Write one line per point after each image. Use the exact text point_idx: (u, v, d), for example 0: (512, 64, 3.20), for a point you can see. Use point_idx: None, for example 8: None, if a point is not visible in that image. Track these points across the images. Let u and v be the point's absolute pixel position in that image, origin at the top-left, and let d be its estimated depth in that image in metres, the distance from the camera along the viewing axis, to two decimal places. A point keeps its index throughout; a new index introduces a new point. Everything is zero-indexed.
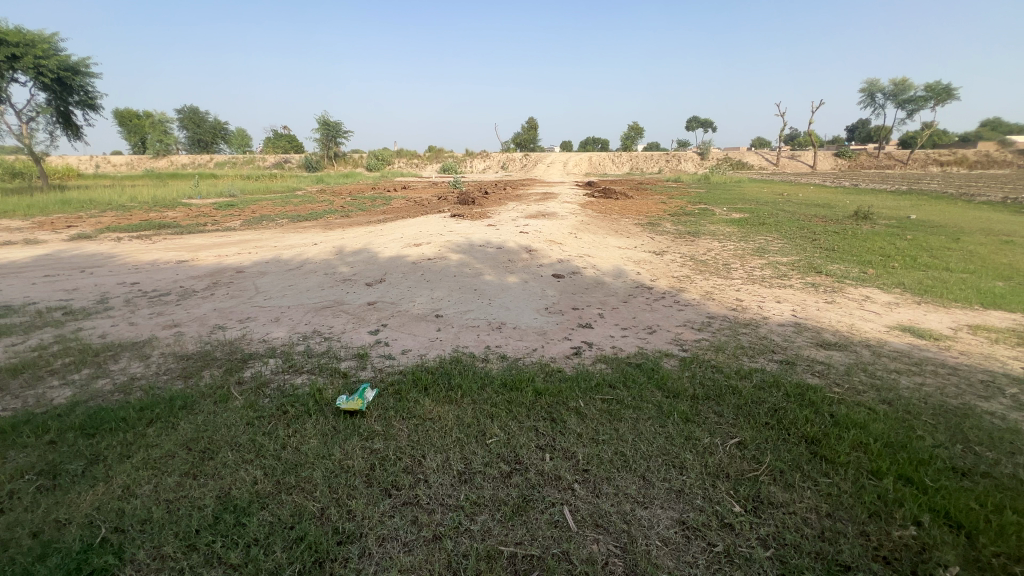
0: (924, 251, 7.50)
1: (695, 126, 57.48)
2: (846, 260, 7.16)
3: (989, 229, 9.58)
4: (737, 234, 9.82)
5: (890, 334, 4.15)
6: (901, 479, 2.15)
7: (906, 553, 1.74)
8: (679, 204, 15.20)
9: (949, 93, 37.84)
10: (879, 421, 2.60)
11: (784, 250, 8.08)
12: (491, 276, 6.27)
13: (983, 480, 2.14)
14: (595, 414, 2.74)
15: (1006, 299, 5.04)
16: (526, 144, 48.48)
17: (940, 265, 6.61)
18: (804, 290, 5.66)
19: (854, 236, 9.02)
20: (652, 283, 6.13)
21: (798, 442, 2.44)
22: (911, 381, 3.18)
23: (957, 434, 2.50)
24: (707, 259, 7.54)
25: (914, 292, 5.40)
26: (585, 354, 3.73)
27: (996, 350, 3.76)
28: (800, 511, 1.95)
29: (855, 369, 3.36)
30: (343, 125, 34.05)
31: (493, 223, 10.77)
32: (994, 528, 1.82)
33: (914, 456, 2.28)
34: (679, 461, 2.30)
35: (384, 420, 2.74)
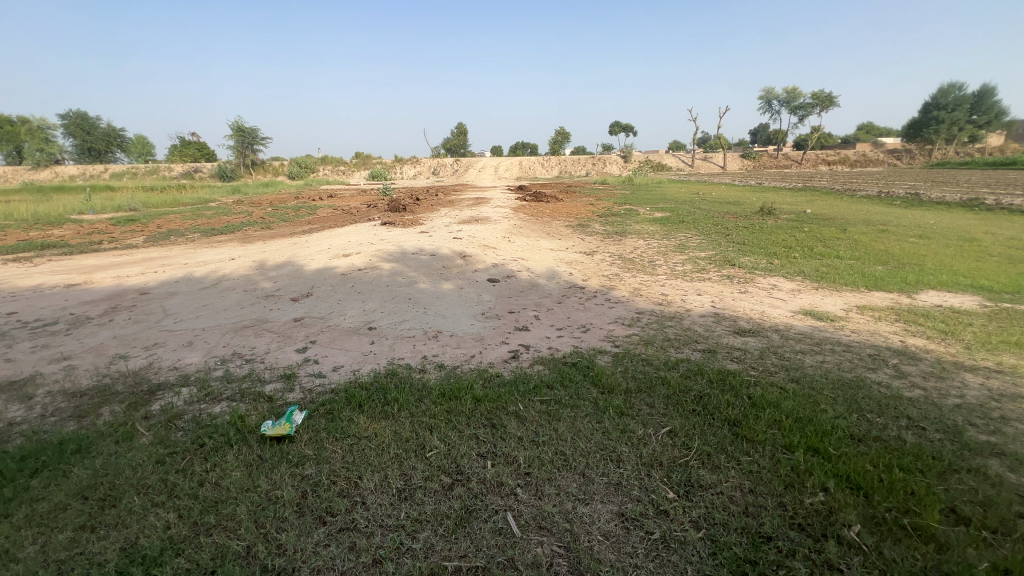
0: (818, 241, 8.38)
1: (618, 130, 60.46)
2: (756, 252, 7.82)
3: (870, 220, 10.87)
4: (660, 232, 10.40)
5: (795, 318, 4.57)
6: (809, 450, 2.37)
7: (817, 517, 1.91)
8: (607, 205, 15.89)
9: (831, 101, 42.75)
10: (790, 399, 2.85)
11: (702, 245, 8.68)
12: (425, 284, 6.16)
13: (876, 444, 2.41)
14: (535, 416, 2.77)
15: (885, 281, 5.76)
16: (457, 149, 48.46)
17: (832, 253, 7.41)
18: (720, 282, 6.10)
19: (761, 230, 9.89)
20: (584, 282, 6.33)
21: (721, 425, 2.61)
22: (814, 360, 3.52)
23: (853, 404, 2.80)
24: (633, 257, 7.92)
25: (812, 279, 6.01)
26: (523, 357, 3.76)
27: (880, 326, 4.27)
28: (726, 491, 2.09)
29: (768, 352, 3.68)
30: (260, 132, 32.07)
31: (426, 230, 10.61)
32: (886, 486, 2.05)
33: (819, 428, 2.51)
34: (615, 455, 2.37)
35: (316, 443, 2.58)
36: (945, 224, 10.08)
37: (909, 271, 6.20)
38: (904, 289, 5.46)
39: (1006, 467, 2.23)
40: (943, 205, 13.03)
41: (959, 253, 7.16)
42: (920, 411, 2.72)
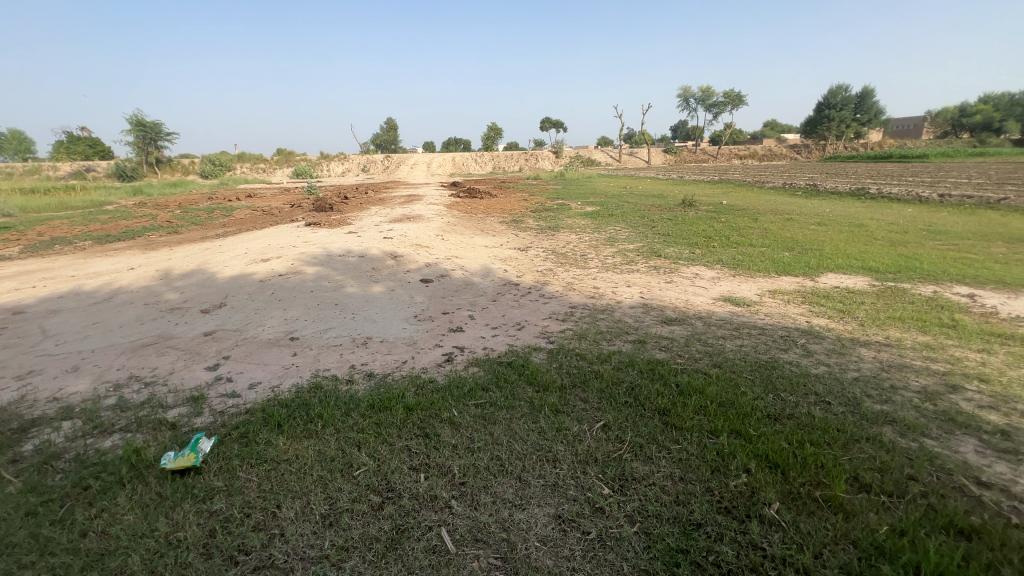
0: (734, 231, 8.98)
1: (548, 126, 61.47)
2: (679, 243, 8.23)
3: (777, 210, 11.83)
4: (591, 226, 10.66)
5: (716, 304, 4.83)
6: (732, 433, 2.48)
7: (741, 499, 1.99)
8: (540, 200, 16.07)
9: (740, 100, 46.19)
10: (713, 384, 2.99)
11: (630, 237, 9.00)
12: (353, 288, 5.86)
13: (789, 421, 2.58)
14: (470, 421, 2.68)
15: (792, 266, 6.26)
16: (386, 145, 46.96)
17: (746, 242, 7.95)
18: (648, 273, 6.33)
19: (683, 221, 10.44)
20: (518, 279, 6.32)
21: (651, 414, 2.68)
22: (734, 344, 3.73)
23: (769, 385, 2.99)
24: (566, 251, 8.05)
25: (730, 267, 6.41)
26: (457, 359, 3.66)
27: (788, 309, 4.62)
28: (658, 481, 2.13)
29: (692, 339, 3.85)
30: (163, 126, 29.13)
31: (354, 230, 10.15)
32: (800, 461, 2.19)
33: (740, 411, 2.65)
34: (551, 454, 2.35)
35: (227, 472, 2.33)
36: (839, 212, 11.19)
37: (811, 256, 6.79)
38: (808, 272, 5.97)
39: (898, 433, 2.46)
40: (836, 195, 14.49)
41: (851, 238, 7.96)
42: (825, 386, 2.96)
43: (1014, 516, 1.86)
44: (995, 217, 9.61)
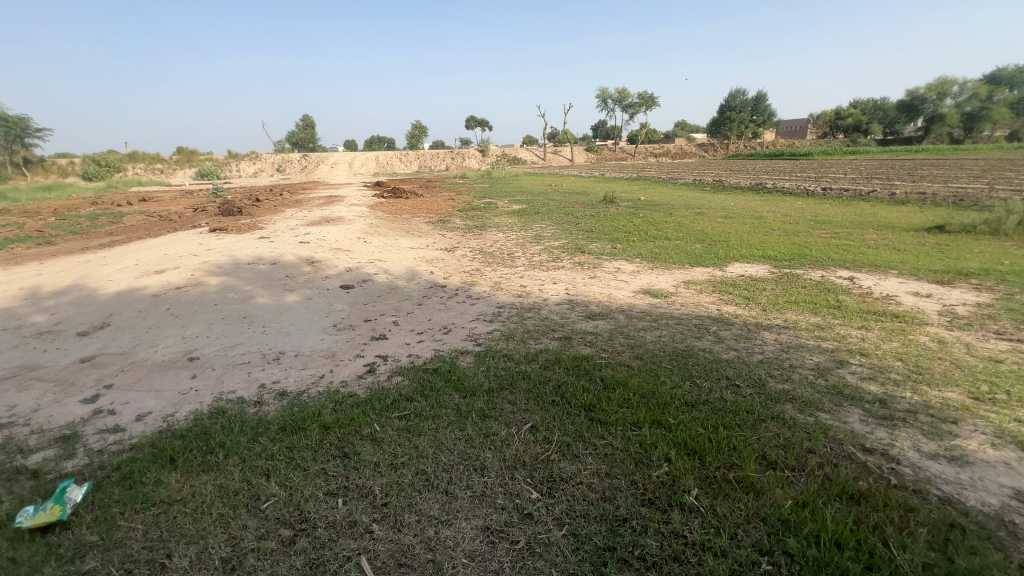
0: (651, 225, 9.45)
1: (473, 125, 61.29)
2: (602, 238, 8.51)
3: (689, 205, 12.64)
4: (517, 224, 10.73)
5: (636, 297, 5.02)
6: (653, 423, 2.56)
7: (663, 489, 2.04)
8: (467, 199, 15.94)
9: (653, 101, 48.93)
10: (636, 376, 3.08)
11: (556, 235, 9.16)
12: (264, 298, 5.40)
13: (704, 406, 2.71)
14: (393, 435, 2.54)
15: (703, 257, 6.68)
16: (302, 144, 44.31)
17: (663, 235, 8.39)
18: (573, 269, 6.46)
19: (605, 217, 10.82)
20: (445, 280, 6.18)
21: (578, 411, 2.70)
22: (654, 335, 3.88)
23: (685, 372, 3.14)
24: (493, 250, 8.01)
25: (649, 260, 6.71)
26: (380, 370, 3.47)
27: (701, 298, 4.91)
28: (585, 480, 2.13)
29: (615, 333, 3.95)
30: (29, 121, 25.26)
31: (266, 234, 9.42)
32: (714, 446, 2.30)
33: (660, 401, 2.75)
34: (478, 463, 2.28)
35: (103, 524, 2.00)
36: (742, 206, 12.17)
37: (720, 247, 7.29)
38: (717, 263, 6.40)
39: (797, 409, 2.67)
40: (739, 190, 15.78)
41: (753, 229, 8.67)
42: (735, 370, 3.15)
43: (893, 476, 2.08)
44: (867, 207, 10.95)
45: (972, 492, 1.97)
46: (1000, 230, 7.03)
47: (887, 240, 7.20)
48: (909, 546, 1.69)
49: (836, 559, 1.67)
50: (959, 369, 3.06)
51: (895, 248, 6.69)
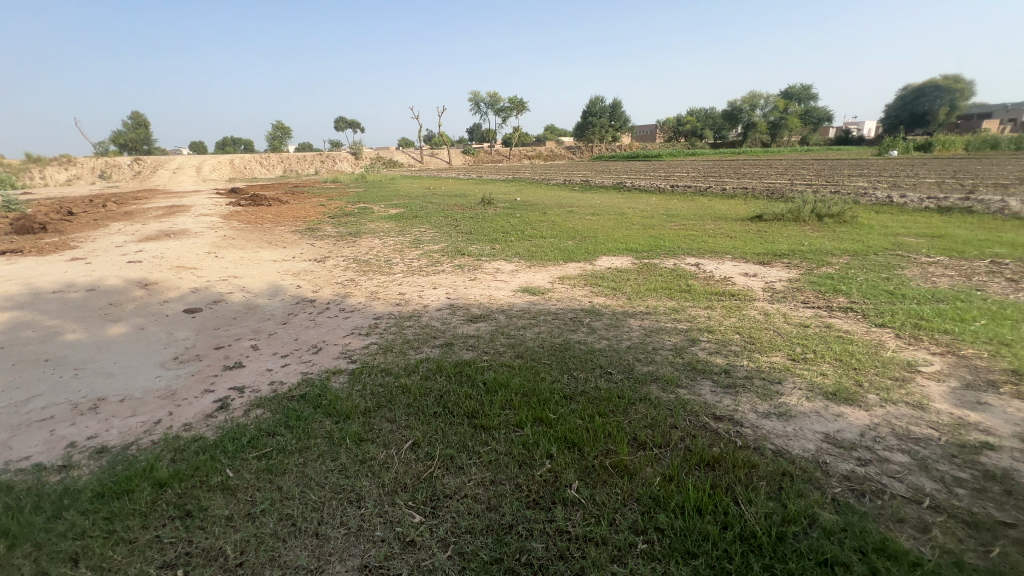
0: (528, 225, 9.77)
1: (343, 126, 57.98)
2: (481, 239, 8.58)
3: (561, 204, 13.35)
4: (395, 229, 10.33)
5: (516, 296, 5.11)
6: (535, 421, 2.60)
7: (546, 488, 2.06)
8: (339, 204, 14.95)
9: (523, 106, 51.02)
10: (517, 375, 3.11)
11: (435, 238, 9.01)
12: (76, 333, 4.40)
13: (581, 397, 2.82)
14: (251, 479, 2.21)
15: (576, 253, 7.07)
16: (132, 146, 37.74)
17: (538, 234, 8.72)
18: (453, 272, 6.38)
19: (484, 219, 10.94)
20: (314, 294, 5.67)
21: (461, 420, 2.63)
22: (533, 332, 3.97)
23: (563, 366, 3.25)
24: (369, 258, 7.59)
25: (527, 259, 6.92)
26: (235, 404, 3.02)
27: (575, 292, 5.17)
28: (470, 491, 2.07)
29: (496, 334, 3.97)
30: None
31: (80, 255, 7.75)
32: (591, 436, 2.40)
33: (541, 397, 2.80)
34: (354, 494, 2.08)
35: None
36: (607, 203, 13.20)
37: (590, 243, 7.80)
38: (588, 258, 6.82)
39: (660, 388, 2.92)
40: (604, 189, 17.15)
41: (617, 225, 9.45)
42: (607, 358, 3.35)
43: (738, 438, 2.35)
44: (706, 201, 12.63)
45: (795, 442, 2.32)
46: (801, 217, 8.59)
47: (723, 229, 8.35)
48: (754, 500, 1.92)
49: (698, 525, 1.82)
50: (780, 336, 3.62)
51: (729, 236, 7.78)
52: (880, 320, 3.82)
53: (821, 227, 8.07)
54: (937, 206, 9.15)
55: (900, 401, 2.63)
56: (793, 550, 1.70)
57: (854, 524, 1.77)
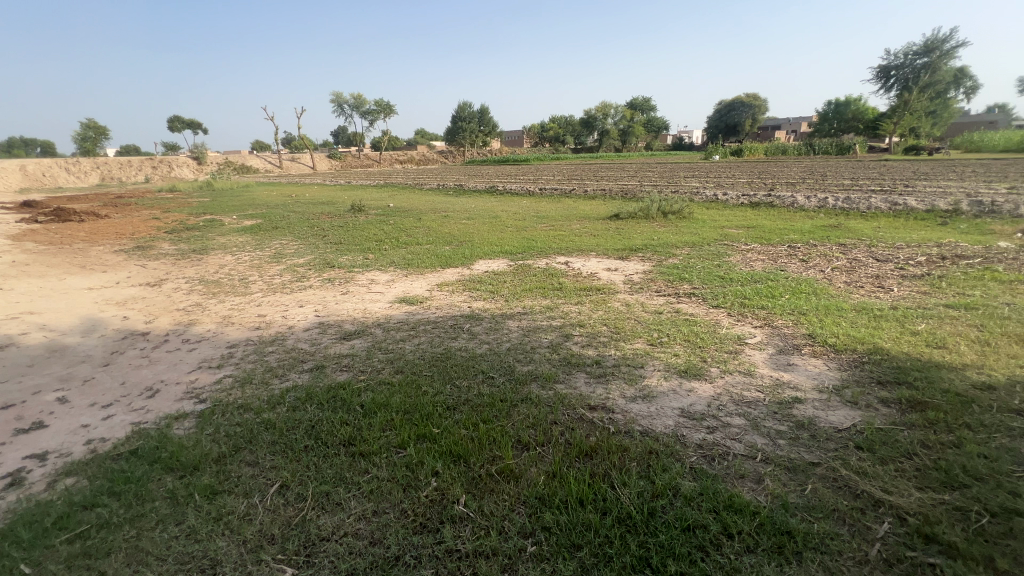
0: (402, 232, 9.46)
1: (178, 126, 50.39)
2: (352, 249, 8.09)
3: (436, 209, 13.22)
4: (250, 242, 9.23)
5: (392, 308, 4.89)
6: (419, 439, 2.50)
7: (434, 508, 2.00)
8: (177, 217, 12.91)
9: (390, 109, 49.57)
10: (397, 392, 2.96)
11: (299, 250, 8.25)
12: None
13: (465, 406, 2.80)
14: (60, 570, 1.76)
15: (453, 258, 7.04)
16: None
17: (414, 241, 8.50)
18: (322, 287, 5.89)
19: (354, 227, 10.34)
20: (148, 325, 4.78)
21: (337, 451, 2.43)
22: (413, 344, 3.84)
23: (445, 376, 3.19)
24: (219, 277, 6.67)
25: (403, 267, 6.69)
26: (33, 476, 2.39)
27: (454, 298, 5.13)
28: (350, 528, 1.91)
29: (373, 350, 3.75)
30: None
31: None
32: (477, 445, 2.38)
33: (424, 412, 2.71)
34: (207, 561, 1.78)
35: None
36: (481, 207, 13.39)
37: (467, 247, 7.83)
38: (466, 262, 6.84)
39: (540, 386, 3.02)
40: (477, 192, 17.45)
41: (491, 228, 9.65)
42: (488, 362, 3.37)
43: (610, 425, 2.53)
44: (571, 203, 13.54)
45: (658, 420, 2.57)
46: (650, 214, 9.66)
47: (587, 228, 9.02)
48: (627, 482, 2.08)
49: (581, 516, 1.91)
50: (640, 324, 4.00)
51: (593, 234, 8.43)
52: (715, 301, 4.44)
53: (667, 223, 9.17)
54: (749, 202, 11.01)
55: (735, 370, 3.08)
56: (663, 521, 1.87)
57: (708, 487, 2.02)
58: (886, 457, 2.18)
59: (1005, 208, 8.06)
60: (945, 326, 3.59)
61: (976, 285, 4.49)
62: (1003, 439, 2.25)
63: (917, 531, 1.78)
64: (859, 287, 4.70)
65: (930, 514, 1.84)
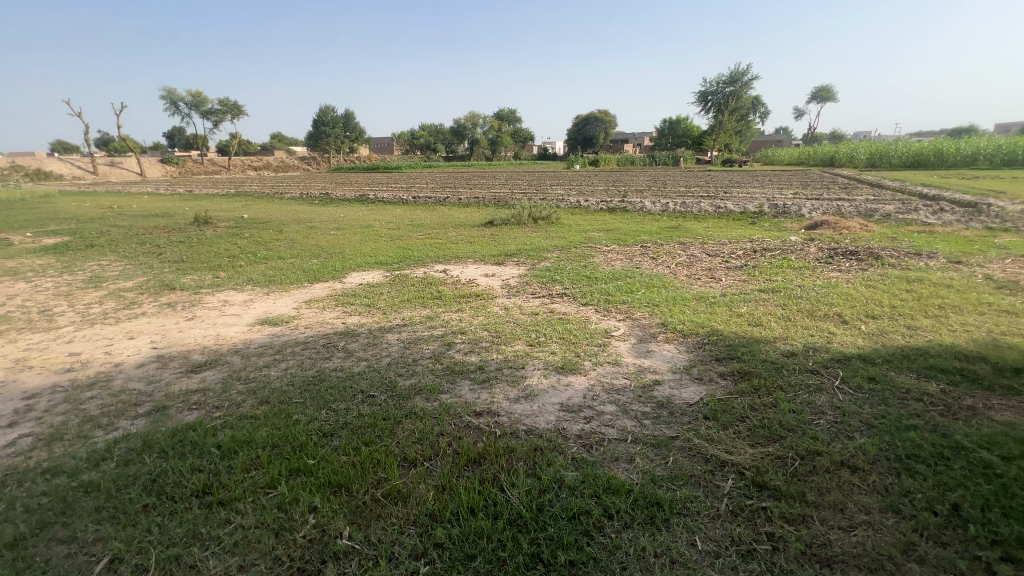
0: (259, 246, 8.51)
1: None
2: (198, 267, 7.04)
3: (299, 219, 12.16)
4: (54, 265, 7.48)
5: (252, 331, 4.35)
6: (291, 474, 2.27)
7: (313, 549, 1.83)
8: None
9: (238, 109, 44.49)
10: (263, 426, 2.64)
11: (126, 272, 6.93)
12: None
13: (343, 430, 2.60)
14: None
15: (322, 272, 6.54)
16: None
17: (274, 255, 7.70)
18: (159, 314, 5.01)
19: (199, 242, 9.03)
20: None
21: (189, 504, 2.08)
22: (279, 370, 3.46)
23: (319, 400, 2.93)
24: (6, 311, 5.27)
25: (263, 284, 6.02)
26: None
27: (325, 315, 4.76)
28: None
29: (230, 381, 3.29)
30: None
31: None
32: (360, 471, 2.24)
33: (296, 444, 2.46)
34: None
35: None
36: (350, 216, 12.67)
37: (337, 259, 7.34)
38: (337, 276, 6.40)
39: (424, 398, 2.94)
40: (346, 201, 16.50)
41: (363, 238, 9.19)
42: (367, 380, 3.18)
43: (497, 428, 2.57)
44: (446, 210, 13.54)
45: (541, 417, 2.68)
46: (522, 221, 10.10)
47: (463, 235, 9.09)
48: (516, 482, 2.13)
49: (473, 525, 1.90)
50: (519, 326, 4.14)
51: (469, 241, 8.53)
52: (585, 300, 4.80)
53: (538, 228, 9.68)
54: (608, 207, 12.16)
55: (604, 361, 3.35)
56: (550, 515, 1.95)
57: (589, 474, 2.16)
58: (727, 422, 2.56)
59: (792, 209, 10.11)
60: (759, 307, 4.35)
61: (778, 272, 5.53)
62: (804, 395, 2.79)
63: (752, 481, 2.13)
64: (697, 279, 5.47)
65: (760, 465, 2.21)
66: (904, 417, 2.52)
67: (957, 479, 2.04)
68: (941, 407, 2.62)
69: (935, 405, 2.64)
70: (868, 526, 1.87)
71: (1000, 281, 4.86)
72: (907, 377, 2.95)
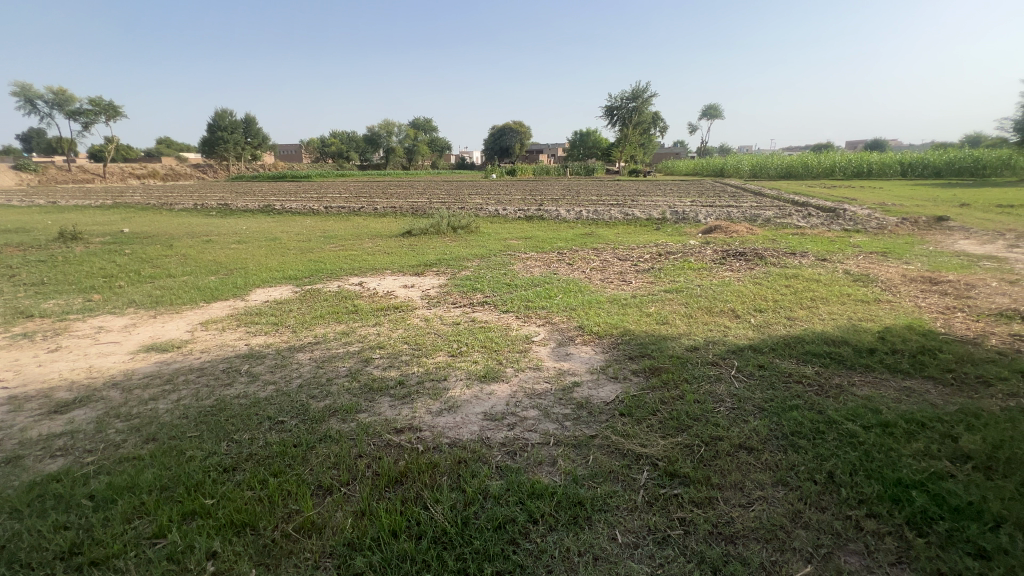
0: (144, 263, 7.58)
1: None
2: (66, 290, 6.10)
3: (192, 232, 11.03)
4: None
5: (135, 360, 3.84)
6: (185, 518, 2.02)
7: None
8: None
9: (116, 110, 39.47)
10: (148, 467, 2.33)
11: None
12: None
13: (247, 464, 2.37)
14: None
15: (221, 290, 5.97)
16: None
17: (163, 273, 6.91)
18: (11, 347, 4.23)
19: (66, 260, 7.82)
20: None
21: (52, 569, 1.77)
22: (168, 402, 3.07)
23: (219, 432, 2.64)
24: None
25: (148, 306, 5.35)
26: None
27: (225, 337, 4.34)
28: None
29: (108, 419, 2.86)
30: None
31: None
32: (267, 506, 2.05)
33: (190, 484, 2.20)
34: None
35: None
36: (253, 228, 11.73)
37: (239, 275, 6.75)
38: (238, 293, 5.87)
39: (340, 420, 2.77)
40: (248, 212, 15.24)
41: (269, 252, 8.54)
42: (275, 406, 2.93)
43: (419, 444, 2.49)
44: (362, 220, 13.03)
45: (463, 428, 2.64)
46: (441, 229, 10.00)
47: (379, 247, 8.78)
48: (440, 498, 2.07)
49: (397, 548, 1.82)
50: (440, 337, 4.07)
51: (386, 252, 8.26)
52: (505, 307, 4.84)
53: (457, 237, 9.63)
54: (525, 216, 12.43)
55: (526, 367, 3.40)
56: (476, 527, 1.92)
57: (513, 481, 2.16)
58: (640, 417, 2.71)
59: (691, 216, 11.03)
60: (665, 306, 4.68)
61: (680, 274, 6.00)
62: (706, 385, 3.05)
63: (665, 471, 2.26)
64: (610, 283, 5.76)
65: (671, 456, 2.35)
66: (787, 399, 2.84)
67: (831, 449, 2.34)
68: (816, 387, 2.99)
69: (811, 385, 3.01)
70: (763, 500, 2.06)
71: (855, 274, 5.69)
72: (788, 363, 3.33)
